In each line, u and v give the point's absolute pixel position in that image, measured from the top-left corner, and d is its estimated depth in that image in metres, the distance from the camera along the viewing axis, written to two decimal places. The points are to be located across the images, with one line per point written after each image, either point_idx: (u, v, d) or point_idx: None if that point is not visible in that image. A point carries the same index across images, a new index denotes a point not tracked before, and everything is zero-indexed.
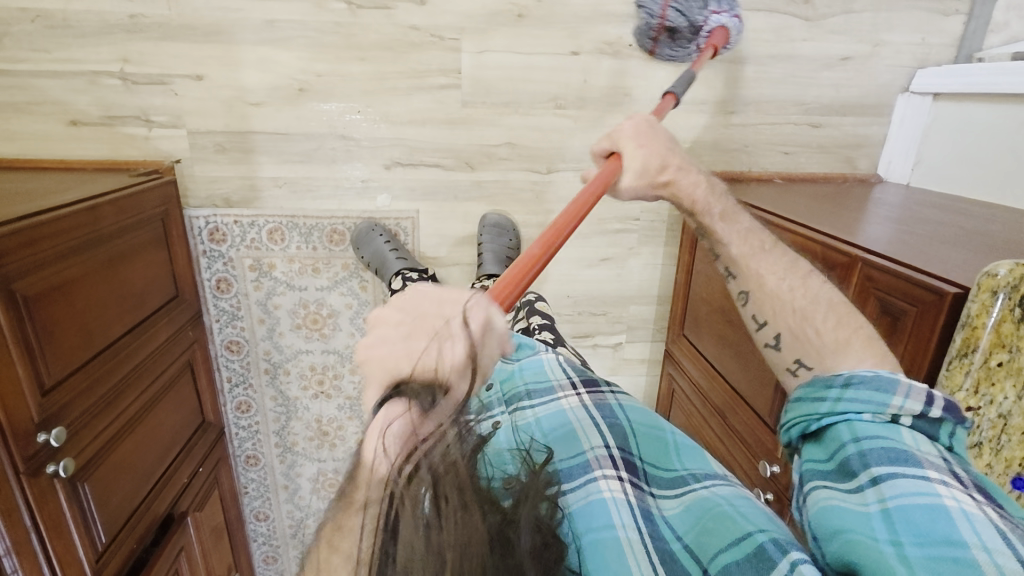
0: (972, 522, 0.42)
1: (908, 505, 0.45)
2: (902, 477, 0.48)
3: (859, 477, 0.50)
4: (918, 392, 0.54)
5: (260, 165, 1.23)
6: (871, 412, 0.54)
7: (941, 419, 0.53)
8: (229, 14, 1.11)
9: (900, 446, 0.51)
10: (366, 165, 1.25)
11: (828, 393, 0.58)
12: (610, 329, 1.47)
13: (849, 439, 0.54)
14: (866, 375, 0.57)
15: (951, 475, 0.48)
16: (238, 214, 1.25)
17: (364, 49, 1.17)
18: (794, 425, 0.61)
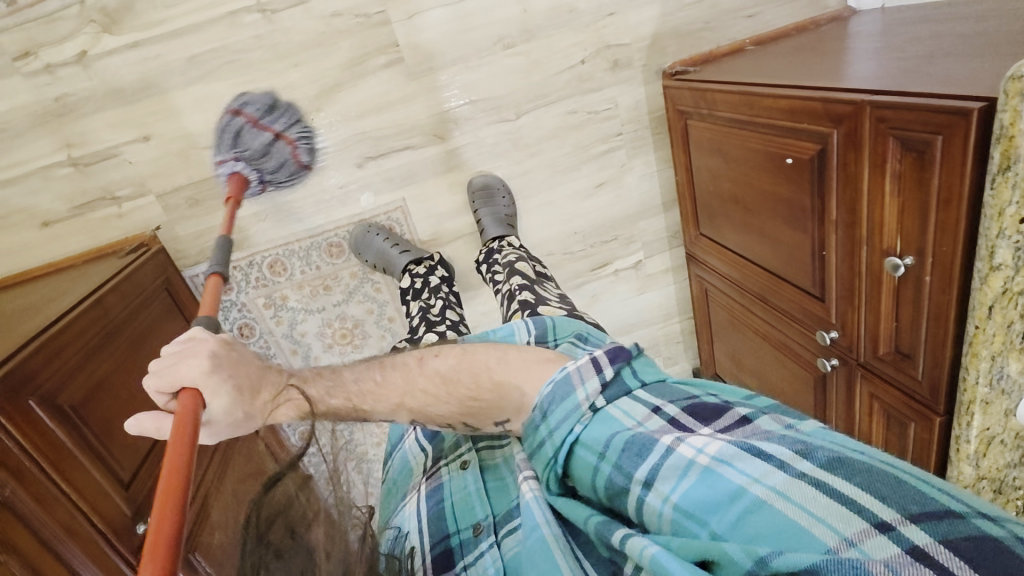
0: (737, 465, 0.43)
1: (687, 488, 0.43)
2: (659, 464, 0.46)
3: (630, 487, 0.47)
4: (587, 368, 0.55)
5: (236, 205, 1.20)
6: (577, 423, 0.53)
7: (615, 375, 0.55)
8: (150, 63, 1.07)
9: (627, 431, 0.49)
10: (338, 171, 1.22)
11: (540, 434, 0.55)
12: (626, 252, 1.45)
13: (597, 458, 0.50)
14: (549, 397, 0.55)
15: (678, 422, 0.49)
16: (234, 259, 1.24)
17: (295, 54, 1.11)
18: (549, 480, 0.55)
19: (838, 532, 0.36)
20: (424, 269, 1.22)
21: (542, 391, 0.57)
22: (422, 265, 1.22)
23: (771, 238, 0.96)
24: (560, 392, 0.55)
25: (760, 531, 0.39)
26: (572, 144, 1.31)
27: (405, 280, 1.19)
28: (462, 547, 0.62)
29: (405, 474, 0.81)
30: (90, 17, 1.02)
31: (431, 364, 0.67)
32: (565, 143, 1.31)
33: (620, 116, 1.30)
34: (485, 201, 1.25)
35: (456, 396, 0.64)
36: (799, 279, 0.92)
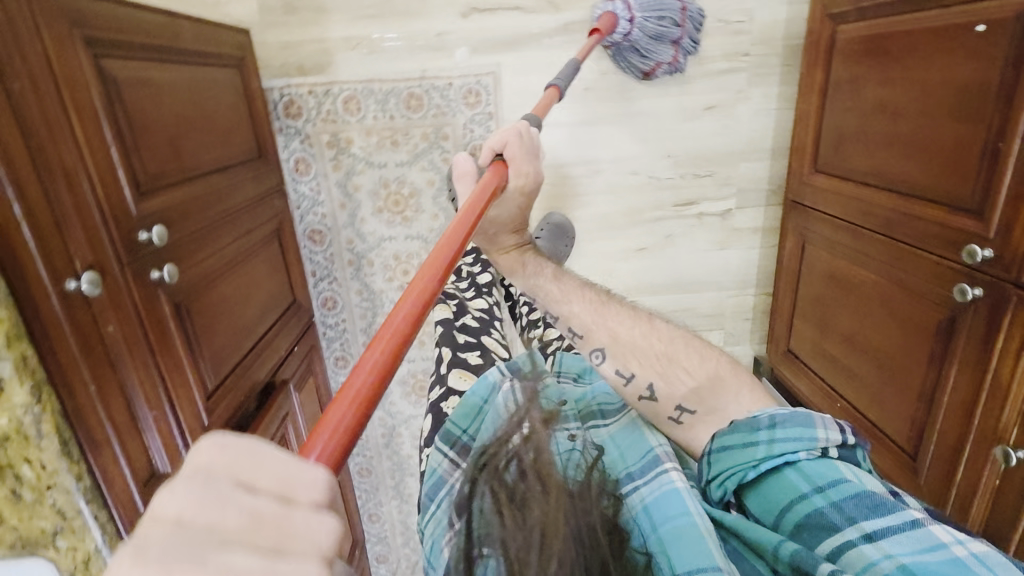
0: (987, 561, 0.41)
1: (925, 559, 0.42)
2: (895, 526, 0.45)
3: (847, 531, 0.46)
4: (833, 423, 0.54)
5: (331, 25, 1.15)
6: (805, 450, 0.52)
7: (854, 445, 0.54)
8: None
9: (861, 487, 0.49)
10: (440, 17, 1.15)
11: (759, 437, 0.54)
12: (717, 194, 1.31)
13: (812, 488, 0.50)
14: (787, 415, 0.55)
15: (918, 509, 0.47)
16: (312, 83, 1.17)
17: None
18: (731, 475, 0.55)
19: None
20: None
21: (773, 410, 0.56)
22: None
23: (918, 146, 0.81)
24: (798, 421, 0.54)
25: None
26: (687, 53, 1.20)
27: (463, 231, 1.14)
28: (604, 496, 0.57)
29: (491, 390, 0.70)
30: None
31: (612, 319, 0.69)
32: (684, 50, 1.19)
33: (752, 34, 1.18)
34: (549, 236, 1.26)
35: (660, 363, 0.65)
36: (948, 190, 0.77)
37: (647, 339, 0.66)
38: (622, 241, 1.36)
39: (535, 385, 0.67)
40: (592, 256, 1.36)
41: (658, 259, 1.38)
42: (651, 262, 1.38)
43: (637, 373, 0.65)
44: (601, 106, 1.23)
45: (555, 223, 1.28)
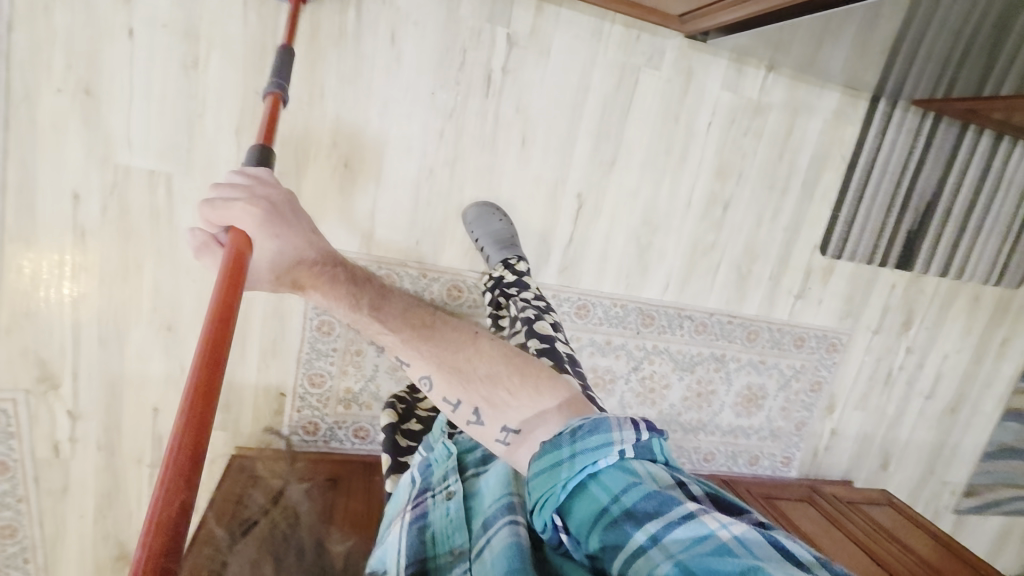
0: (751, 547, 0.51)
1: (700, 554, 0.51)
2: (676, 524, 0.54)
3: (636, 538, 0.55)
4: (626, 423, 0.63)
5: (246, 376, 1.29)
6: (607, 457, 0.61)
7: (649, 438, 0.64)
8: (96, 371, 1.21)
9: (652, 488, 0.58)
10: (255, 285, 1.24)
11: (563, 452, 0.61)
12: (489, 45, 1.20)
13: (611, 500, 0.58)
14: (586, 430, 0.62)
15: (692, 498, 0.58)
16: (292, 404, 1.33)
17: (129, 262, 1.16)
18: (546, 501, 0.61)
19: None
20: None
21: (575, 421, 0.65)
22: None
23: None
24: (595, 429, 0.62)
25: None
26: (332, 50, 1.13)
27: None
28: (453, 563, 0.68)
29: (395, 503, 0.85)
30: (41, 391, 1.20)
31: (429, 338, 0.79)
32: (329, 53, 1.13)
33: None
34: (481, 227, 1.23)
35: (468, 382, 0.76)
36: None
37: (473, 364, 0.77)
38: (509, 157, 1.28)
39: (426, 470, 0.86)
40: (516, 194, 1.31)
41: (542, 124, 1.28)
42: (541, 133, 1.28)
43: (459, 397, 0.76)
44: (367, 153, 1.21)
45: (474, 218, 1.24)
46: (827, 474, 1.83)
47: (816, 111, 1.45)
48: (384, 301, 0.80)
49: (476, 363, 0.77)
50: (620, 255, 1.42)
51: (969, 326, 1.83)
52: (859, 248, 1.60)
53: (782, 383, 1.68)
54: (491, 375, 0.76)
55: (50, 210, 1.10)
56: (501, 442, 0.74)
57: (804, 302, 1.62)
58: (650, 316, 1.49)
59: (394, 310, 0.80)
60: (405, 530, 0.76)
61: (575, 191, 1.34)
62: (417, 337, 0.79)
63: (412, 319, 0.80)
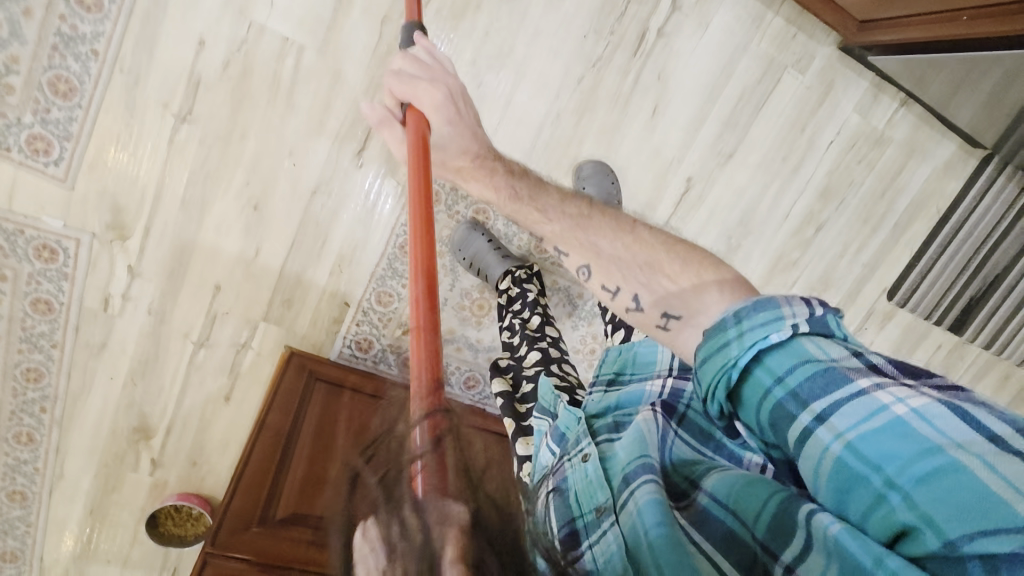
0: (943, 424, 0.41)
1: (874, 435, 0.43)
2: (846, 400, 0.45)
3: (802, 421, 0.47)
4: (799, 301, 0.50)
5: (315, 277, 1.24)
6: (777, 330, 0.48)
7: (827, 316, 0.50)
8: (168, 232, 1.15)
9: (819, 362, 0.47)
10: (352, 185, 1.18)
11: (724, 335, 0.51)
12: (652, 3, 1.16)
13: (774, 383, 0.48)
14: (750, 306, 0.51)
15: (872, 368, 0.46)
16: (353, 318, 1.28)
17: (234, 127, 1.10)
18: (715, 390, 0.52)
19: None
20: (523, 271, 1.22)
21: (734, 306, 0.52)
22: (522, 269, 1.23)
23: None
24: (759, 307, 0.50)
25: (944, 497, 0.38)
26: None
27: (506, 281, 1.20)
28: (588, 528, 0.69)
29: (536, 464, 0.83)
30: (108, 239, 1.13)
31: (586, 211, 0.75)
32: None
33: None
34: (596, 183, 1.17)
35: (630, 267, 0.68)
36: None
37: (630, 252, 0.69)
38: (635, 122, 1.25)
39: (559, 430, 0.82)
40: (631, 162, 1.28)
41: (676, 97, 1.24)
42: (673, 107, 1.25)
43: (619, 284, 0.70)
44: (502, 79, 1.16)
45: (589, 172, 1.18)
46: None
47: (930, 158, 1.44)
48: (573, 198, 0.78)
49: (654, 249, 0.68)
50: (706, 250, 1.41)
51: (995, 404, 1.87)
52: (923, 302, 1.62)
53: None
54: (652, 255, 0.68)
55: (172, 52, 1.03)
56: (663, 326, 0.64)
57: (857, 341, 1.63)
58: None
59: (563, 195, 0.79)
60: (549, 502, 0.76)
61: (686, 174, 1.32)
62: (580, 225, 0.75)
63: (569, 207, 0.77)
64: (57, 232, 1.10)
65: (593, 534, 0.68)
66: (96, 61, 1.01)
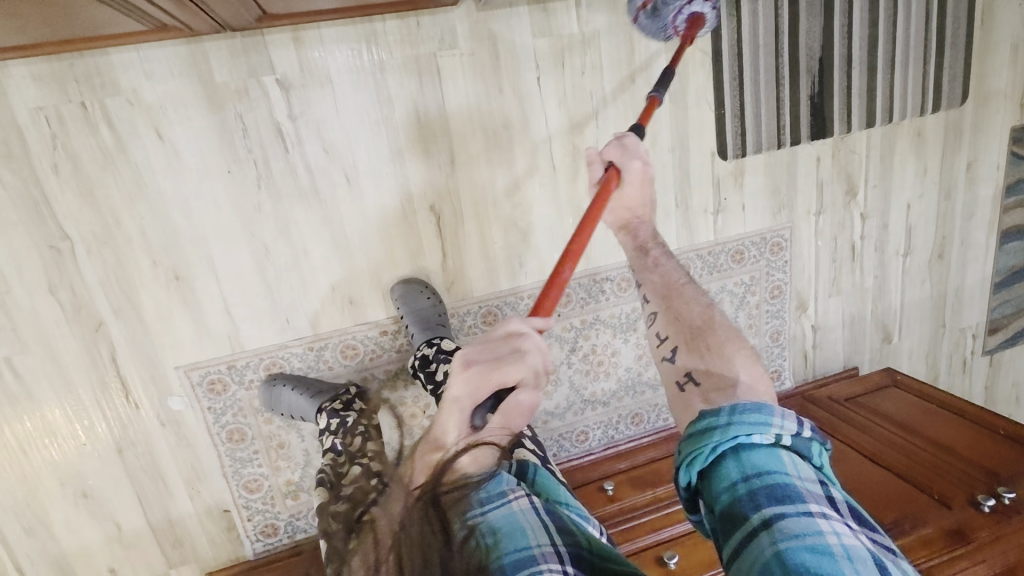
0: (856, 561, 0.56)
1: (802, 543, 0.57)
2: (791, 514, 0.60)
3: (753, 517, 0.61)
4: (791, 415, 0.69)
5: (182, 509, 1.27)
6: (762, 436, 0.66)
7: (810, 435, 0.69)
8: (36, 559, 1.21)
9: (789, 479, 0.64)
10: (147, 424, 1.20)
11: (720, 418, 0.68)
12: (264, 100, 1.10)
13: (739, 477, 0.65)
14: (749, 407, 0.67)
15: (825, 503, 0.63)
16: (240, 516, 1.31)
17: (13, 451, 1.14)
18: (694, 460, 0.69)
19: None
20: (337, 402, 1.17)
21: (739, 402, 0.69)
22: (335, 400, 1.17)
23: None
24: (757, 408, 0.68)
25: None
26: (103, 174, 1.05)
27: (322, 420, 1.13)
28: None
29: None
30: None
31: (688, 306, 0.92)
32: (100, 179, 1.05)
33: (56, 103, 1.00)
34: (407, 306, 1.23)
35: (695, 342, 0.85)
36: None
37: (683, 316, 0.90)
38: (340, 200, 1.19)
39: None
40: (367, 233, 1.23)
41: (355, 155, 1.18)
42: (363, 164, 1.19)
43: (680, 352, 0.85)
44: (192, 257, 1.14)
45: (400, 296, 1.25)
46: (826, 372, 1.73)
47: None
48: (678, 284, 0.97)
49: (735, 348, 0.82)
50: (505, 249, 1.33)
51: (924, 165, 1.64)
52: (762, 137, 1.42)
53: (738, 302, 1.56)
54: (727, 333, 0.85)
55: None
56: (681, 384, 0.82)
57: (726, 215, 1.48)
58: (565, 295, 1.41)
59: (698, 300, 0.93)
60: None
61: (426, 205, 1.25)
62: (654, 292, 0.96)
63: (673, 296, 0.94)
64: None
65: None
66: None
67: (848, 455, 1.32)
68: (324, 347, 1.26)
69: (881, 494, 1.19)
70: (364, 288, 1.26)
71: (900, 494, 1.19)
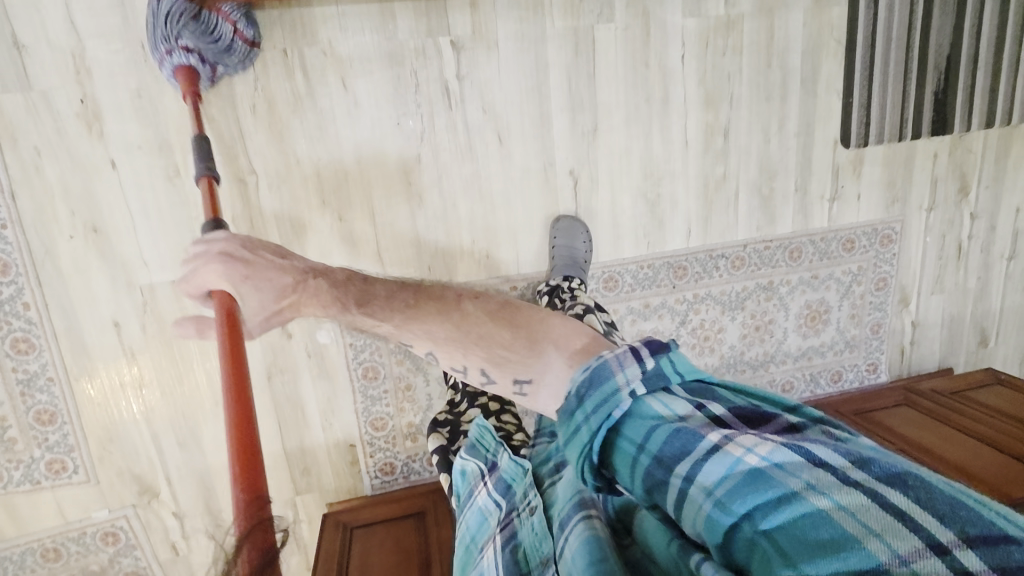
0: (788, 468, 0.49)
1: (733, 485, 0.50)
2: (701, 458, 0.53)
3: (669, 480, 0.54)
4: (626, 358, 0.62)
5: (314, 439, 1.36)
6: (619, 406, 0.60)
7: (654, 364, 0.62)
8: (183, 472, 1.30)
9: (668, 422, 0.57)
10: (296, 355, 1.29)
11: (579, 418, 0.63)
12: (438, 58, 1.18)
13: (638, 449, 0.58)
14: (590, 386, 0.62)
15: (723, 421, 0.56)
16: (364, 450, 1.39)
17: (180, 368, 1.24)
18: (587, 461, 0.62)
19: (887, 541, 0.42)
20: None
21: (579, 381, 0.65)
22: None
23: None
24: (597, 382, 0.62)
25: (805, 531, 0.44)
26: (292, 116, 1.15)
27: None
28: None
29: (479, 528, 0.83)
30: (146, 502, 1.30)
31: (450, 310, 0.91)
32: (288, 120, 1.15)
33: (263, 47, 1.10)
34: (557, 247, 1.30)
35: (513, 344, 0.85)
36: None
37: (460, 332, 0.88)
38: (489, 157, 1.27)
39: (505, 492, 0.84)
40: (508, 191, 1.30)
41: (510, 115, 1.25)
42: (515, 126, 1.26)
43: (463, 363, 0.88)
44: (355, 199, 1.23)
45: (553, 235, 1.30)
46: (921, 369, 1.74)
47: (795, 3, 1.33)
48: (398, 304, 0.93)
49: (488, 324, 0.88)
50: (631, 217, 1.39)
51: None
52: (885, 128, 1.46)
53: (844, 291, 1.59)
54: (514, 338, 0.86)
55: (101, 344, 1.19)
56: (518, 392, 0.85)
57: (841, 204, 1.51)
58: (681, 268, 1.46)
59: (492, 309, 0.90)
60: (497, 553, 0.75)
61: (566, 169, 1.32)
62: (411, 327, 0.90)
63: (397, 303, 0.93)
64: (109, 517, 1.29)
65: None
66: (55, 385, 1.19)
67: (964, 442, 1.35)
68: None
69: (1006, 479, 1.23)
70: (500, 244, 1.33)
71: (1019, 475, 1.23)
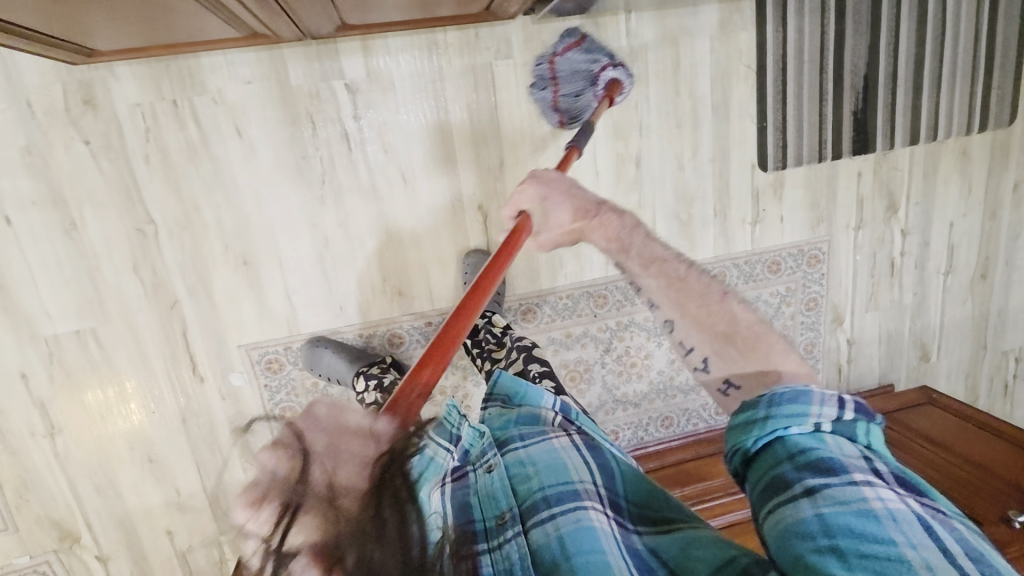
0: (903, 524, 0.50)
1: (841, 516, 0.52)
2: (829, 485, 0.54)
3: (792, 487, 0.56)
4: (834, 397, 0.61)
5: (235, 479, 1.36)
6: (800, 425, 0.60)
7: (854, 416, 0.61)
8: (103, 517, 1.32)
9: (829, 451, 0.58)
10: (210, 398, 1.30)
11: (758, 410, 0.61)
12: (332, 103, 1.19)
13: (784, 456, 0.59)
14: (785, 395, 0.61)
15: (875, 470, 0.56)
16: None
17: (92, 416, 1.25)
18: (737, 449, 0.63)
19: None
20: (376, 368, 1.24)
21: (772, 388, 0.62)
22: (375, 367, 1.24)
23: None
24: (794, 394, 0.60)
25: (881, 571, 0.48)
26: (187, 166, 1.16)
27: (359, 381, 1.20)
28: (487, 532, 0.71)
29: None
30: (67, 547, 1.32)
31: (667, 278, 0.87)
32: (183, 170, 1.16)
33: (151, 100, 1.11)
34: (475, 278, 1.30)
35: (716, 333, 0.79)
36: None
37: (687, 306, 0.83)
38: (394, 196, 1.27)
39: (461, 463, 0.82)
40: (417, 229, 1.31)
41: (412, 155, 1.26)
42: (419, 165, 1.27)
43: (693, 342, 0.82)
44: (258, 244, 1.23)
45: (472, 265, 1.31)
46: (860, 386, 1.73)
47: (699, 31, 1.32)
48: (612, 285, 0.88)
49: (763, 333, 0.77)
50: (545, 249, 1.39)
51: (969, 184, 1.64)
52: (803, 151, 1.45)
53: (773, 312, 1.58)
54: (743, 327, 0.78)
55: (9, 397, 1.21)
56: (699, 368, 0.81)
57: (764, 226, 1.51)
58: (601, 296, 1.46)
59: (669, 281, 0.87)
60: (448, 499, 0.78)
61: (474, 204, 1.32)
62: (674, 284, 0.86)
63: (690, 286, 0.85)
64: (30, 563, 1.31)
65: (492, 540, 0.70)
66: None
67: None
68: (372, 335, 1.35)
69: None
70: (412, 281, 1.33)
71: None
